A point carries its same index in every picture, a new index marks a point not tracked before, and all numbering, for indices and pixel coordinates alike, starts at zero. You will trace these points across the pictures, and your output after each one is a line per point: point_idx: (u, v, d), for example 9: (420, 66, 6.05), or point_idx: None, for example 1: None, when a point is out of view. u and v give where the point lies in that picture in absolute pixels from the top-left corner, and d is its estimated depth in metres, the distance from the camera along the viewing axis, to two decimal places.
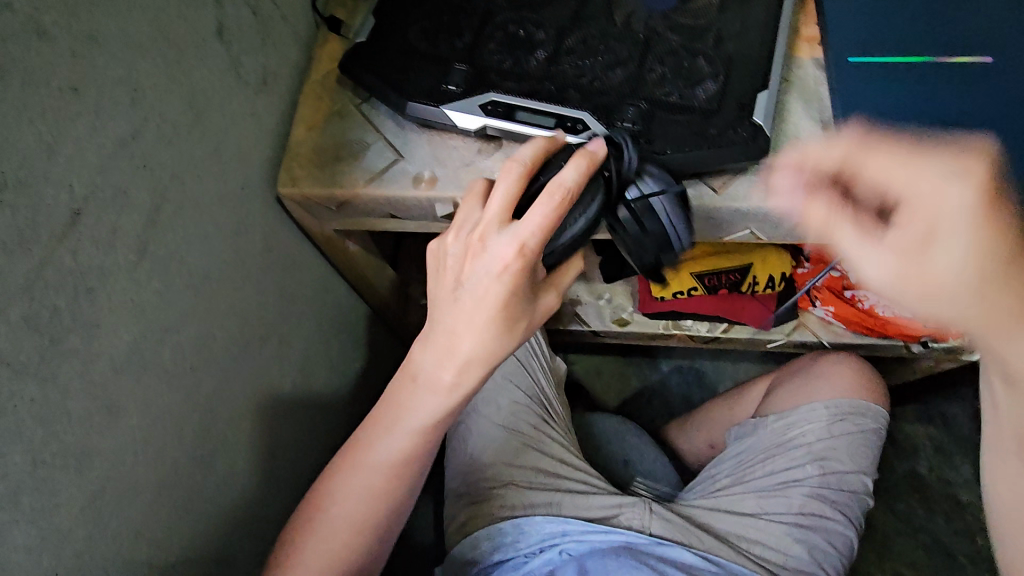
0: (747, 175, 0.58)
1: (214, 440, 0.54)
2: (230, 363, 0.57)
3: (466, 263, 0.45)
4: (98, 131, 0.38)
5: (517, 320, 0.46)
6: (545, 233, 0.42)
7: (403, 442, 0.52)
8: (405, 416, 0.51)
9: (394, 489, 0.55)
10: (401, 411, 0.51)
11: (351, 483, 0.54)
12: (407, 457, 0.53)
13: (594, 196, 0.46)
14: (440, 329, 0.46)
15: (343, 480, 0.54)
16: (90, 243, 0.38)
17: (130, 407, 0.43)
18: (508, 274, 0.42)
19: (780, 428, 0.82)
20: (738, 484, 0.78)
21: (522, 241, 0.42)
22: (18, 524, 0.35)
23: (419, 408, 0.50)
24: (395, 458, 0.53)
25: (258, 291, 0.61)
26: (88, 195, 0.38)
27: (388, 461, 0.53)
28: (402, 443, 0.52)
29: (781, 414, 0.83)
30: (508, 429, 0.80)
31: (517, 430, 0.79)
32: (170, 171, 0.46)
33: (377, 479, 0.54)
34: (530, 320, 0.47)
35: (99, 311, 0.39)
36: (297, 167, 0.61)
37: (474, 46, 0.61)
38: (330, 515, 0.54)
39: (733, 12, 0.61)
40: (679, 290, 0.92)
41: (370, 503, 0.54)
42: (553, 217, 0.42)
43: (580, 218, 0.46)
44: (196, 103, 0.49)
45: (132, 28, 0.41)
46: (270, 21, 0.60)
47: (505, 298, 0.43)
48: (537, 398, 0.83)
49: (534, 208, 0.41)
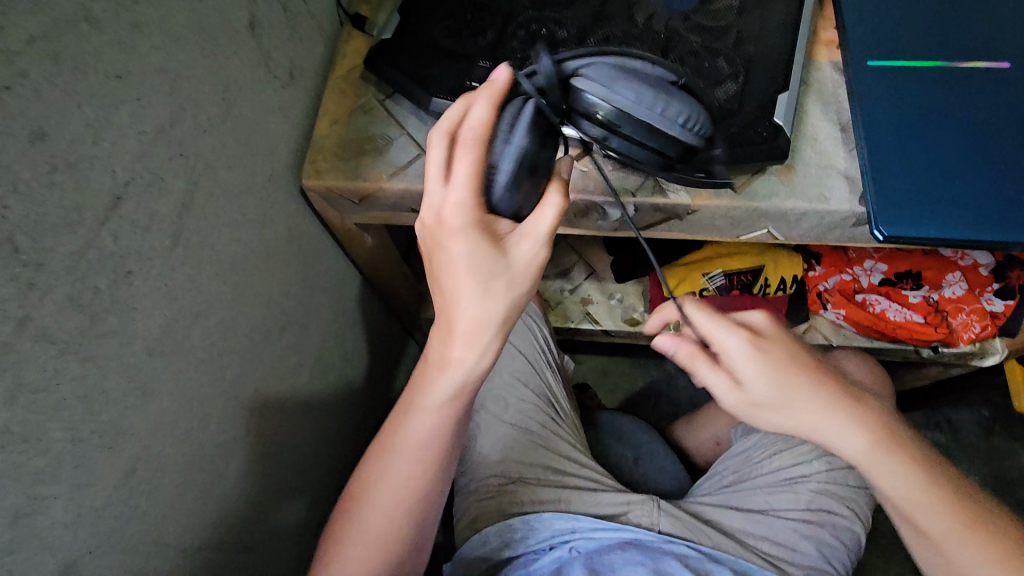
0: (766, 174, 0.58)
1: (236, 426, 0.55)
2: (253, 352, 0.58)
3: (430, 238, 0.46)
4: (139, 119, 0.39)
5: (490, 279, 0.44)
6: (473, 181, 0.44)
7: (417, 436, 0.53)
8: (417, 416, 0.52)
9: (418, 484, 0.54)
10: (417, 409, 0.52)
11: (372, 485, 0.55)
12: (427, 449, 0.53)
13: (517, 118, 0.45)
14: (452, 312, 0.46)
15: (363, 484, 0.55)
16: (129, 227, 0.39)
17: (161, 389, 0.44)
18: (457, 233, 0.44)
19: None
20: (745, 481, 0.79)
21: (455, 197, 0.44)
22: (58, 500, 0.36)
23: (433, 398, 0.50)
24: (415, 452, 0.53)
25: (280, 281, 0.62)
26: (129, 180, 0.39)
27: (412, 442, 0.53)
28: (417, 440, 0.53)
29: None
30: (516, 424, 0.81)
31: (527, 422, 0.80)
32: (202, 160, 0.47)
33: (404, 462, 0.53)
34: (510, 276, 0.45)
35: (136, 294, 0.40)
36: (321, 160, 0.62)
37: (497, 44, 0.62)
38: (356, 525, 0.55)
39: (753, 14, 0.62)
40: (691, 290, 0.93)
41: (396, 496, 0.54)
42: (476, 159, 0.43)
43: (509, 154, 0.44)
44: (228, 95, 0.50)
45: (173, 19, 0.42)
46: (298, 15, 0.61)
47: (468, 257, 0.44)
48: (546, 393, 0.83)
49: (459, 160, 0.43)
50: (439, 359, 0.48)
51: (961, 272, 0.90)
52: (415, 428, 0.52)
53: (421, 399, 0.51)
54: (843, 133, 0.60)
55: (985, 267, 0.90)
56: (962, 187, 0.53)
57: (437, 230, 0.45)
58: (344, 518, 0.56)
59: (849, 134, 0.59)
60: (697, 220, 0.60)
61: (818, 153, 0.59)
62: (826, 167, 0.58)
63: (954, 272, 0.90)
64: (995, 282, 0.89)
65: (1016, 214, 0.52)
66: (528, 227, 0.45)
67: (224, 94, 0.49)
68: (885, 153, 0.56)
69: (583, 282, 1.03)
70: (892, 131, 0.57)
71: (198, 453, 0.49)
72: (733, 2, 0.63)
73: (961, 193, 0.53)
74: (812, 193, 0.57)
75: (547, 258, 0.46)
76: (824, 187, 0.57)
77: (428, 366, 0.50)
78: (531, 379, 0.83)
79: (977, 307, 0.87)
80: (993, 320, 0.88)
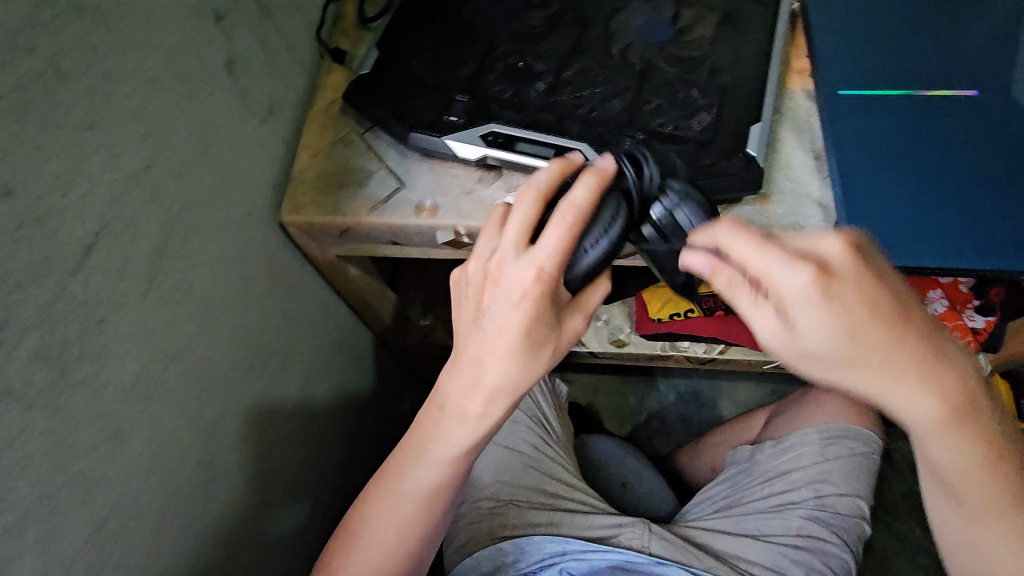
0: (740, 205, 0.59)
1: (215, 466, 0.54)
2: (233, 389, 0.57)
3: (483, 290, 0.46)
4: (111, 166, 0.39)
5: (540, 345, 0.46)
6: (559, 257, 0.42)
7: (425, 489, 0.53)
8: (427, 467, 0.53)
9: (420, 531, 0.56)
10: (426, 459, 0.52)
11: (376, 529, 0.55)
12: (434, 498, 0.54)
13: (613, 212, 0.45)
14: (477, 371, 0.47)
15: (361, 519, 0.56)
16: (101, 275, 0.39)
17: (134, 435, 0.43)
18: (526, 300, 0.43)
19: (776, 451, 0.83)
20: (737, 506, 0.79)
21: (540, 266, 0.42)
22: (23, 557, 0.35)
23: (448, 453, 0.52)
24: (418, 501, 0.54)
25: (261, 316, 0.62)
26: (101, 228, 0.39)
27: (419, 489, 0.53)
28: (422, 492, 0.53)
29: (776, 440, 0.84)
30: (509, 447, 0.80)
31: (516, 450, 0.80)
32: (178, 202, 0.47)
33: (407, 506, 0.54)
34: (557, 344, 0.47)
35: (108, 342, 0.40)
36: (301, 194, 0.62)
37: (476, 76, 0.63)
38: (356, 561, 0.56)
39: (727, 44, 0.63)
40: (675, 311, 0.95)
41: (403, 540, 0.55)
42: (565, 237, 0.42)
43: (602, 236, 0.45)
44: (206, 137, 0.50)
45: (147, 65, 0.43)
46: (277, 51, 0.62)
47: (526, 324, 0.44)
48: (538, 420, 0.82)
49: (547, 232, 0.42)
50: (462, 426, 0.50)
51: (942, 289, 0.91)
52: (418, 480, 0.53)
53: (439, 458, 0.52)
54: (818, 161, 0.60)
55: (966, 284, 0.91)
56: (936, 216, 0.54)
57: (502, 287, 0.45)
58: (343, 553, 0.56)
59: (823, 162, 0.60)
60: None
61: (792, 182, 0.60)
62: (800, 195, 0.59)
63: (934, 289, 0.91)
64: (975, 299, 0.90)
65: (990, 242, 0.53)
66: (580, 304, 0.49)
67: (201, 135, 0.50)
68: (859, 183, 0.57)
69: None
70: (866, 160, 0.57)
71: (174, 496, 0.49)
72: (707, 32, 0.64)
73: (934, 222, 0.54)
74: (786, 222, 0.58)
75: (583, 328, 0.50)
76: (799, 216, 0.58)
77: (440, 424, 0.51)
78: (522, 406, 0.83)
79: (959, 323, 0.88)
80: (975, 336, 0.89)
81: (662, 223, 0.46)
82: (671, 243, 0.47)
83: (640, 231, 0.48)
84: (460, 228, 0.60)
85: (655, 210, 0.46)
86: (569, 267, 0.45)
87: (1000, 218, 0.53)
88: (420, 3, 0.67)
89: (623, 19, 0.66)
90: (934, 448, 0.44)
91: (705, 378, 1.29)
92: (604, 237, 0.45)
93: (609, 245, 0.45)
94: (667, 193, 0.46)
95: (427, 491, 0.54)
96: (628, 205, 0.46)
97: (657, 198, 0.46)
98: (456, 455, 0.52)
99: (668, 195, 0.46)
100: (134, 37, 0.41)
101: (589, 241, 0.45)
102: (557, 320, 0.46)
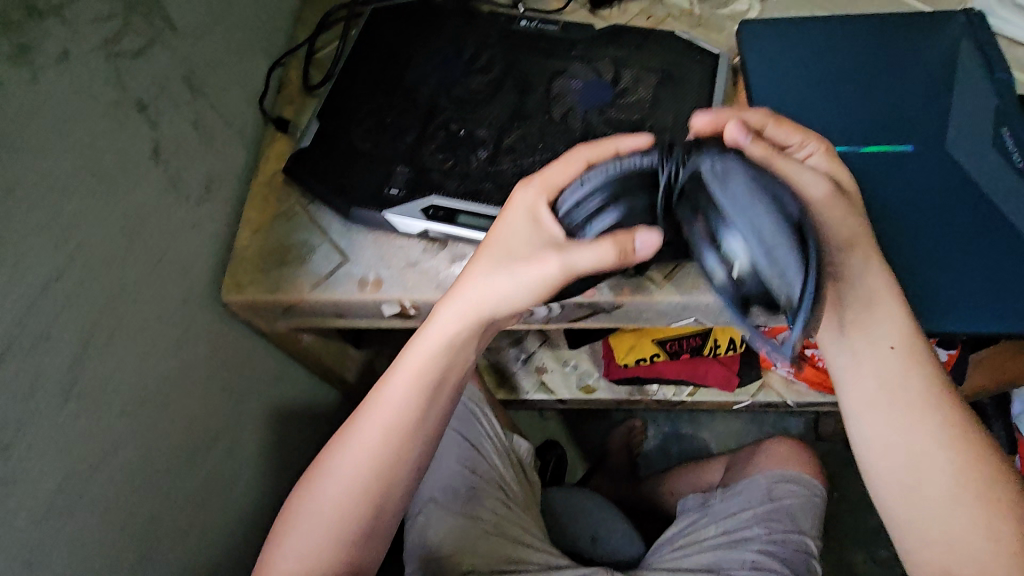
0: (685, 267, 0.58)
1: (153, 565, 0.52)
2: (172, 480, 0.55)
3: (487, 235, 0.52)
4: (15, 284, 0.38)
5: (527, 211, 0.48)
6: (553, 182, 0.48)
7: (371, 451, 0.52)
8: (377, 421, 0.52)
9: (356, 522, 0.52)
10: (369, 417, 0.53)
11: (316, 484, 0.53)
12: (383, 474, 0.52)
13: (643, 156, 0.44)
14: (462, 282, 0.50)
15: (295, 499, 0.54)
16: (6, 398, 0.38)
17: (52, 554, 0.42)
18: (532, 190, 0.48)
19: (728, 497, 0.84)
20: (692, 546, 0.79)
21: (540, 176, 0.49)
22: None
23: (395, 419, 0.52)
24: (345, 485, 0.52)
25: (206, 399, 0.60)
26: (4, 349, 0.37)
27: (357, 452, 0.52)
28: (359, 458, 0.52)
29: (726, 487, 0.87)
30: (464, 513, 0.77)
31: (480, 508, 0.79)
32: (100, 302, 0.46)
33: (345, 472, 0.52)
34: (536, 234, 0.47)
35: (16, 465, 0.38)
36: (242, 273, 0.61)
37: (417, 145, 0.62)
38: (289, 543, 0.52)
39: (666, 105, 0.64)
40: (642, 355, 0.94)
41: (340, 505, 0.52)
42: (568, 168, 0.48)
43: (613, 171, 0.44)
44: (131, 229, 0.49)
45: (58, 171, 0.42)
46: (214, 128, 0.61)
47: (524, 207, 0.48)
48: (496, 478, 0.81)
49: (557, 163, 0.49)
50: (420, 370, 0.52)
51: None
52: (342, 462, 0.53)
53: (394, 411, 0.52)
54: None
55: None
56: None
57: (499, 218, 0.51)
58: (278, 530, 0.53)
59: None
60: (623, 314, 0.60)
61: None
62: None
63: None
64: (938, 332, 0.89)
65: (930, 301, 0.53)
66: (562, 245, 0.46)
67: (127, 228, 0.49)
68: None
69: (537, 351, 1.01)
70: None
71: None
72: (646, 93, 0.64)
73: None
74: None
75: (557, 277, 0.45)
76: None
77: (404, 363, 0.53)
78: (480, 465, 0.81)
79: None
80: None
81: (737, 270, 0.38)
82: (742, 292, 0.38)
83: (708, 256, 0.40)
84: (404, 300, 0.59)
85: (731, 245, 0.37)
86: (561, 209, 0.47)
87: (938, 275, 0.54)
88: (362, 71, 0.67)
89: (564, 81, 0.66)
90: (908, 373, 0.49)
91: (681, 412, 1.28)
92: (579, 188, 0.45)
93: (603, 186, 0.44)
94: (751, 229, 0.37)
95: (372, 468, 0.52)
96: (671, 176, 0.42)
97: (724, 211, 0.37)
98: (404, 407, 0.52)
99: (751, 230, 0.37)
100: (42, 146, 0.40)
101: (580, 195, 0.45)
102: (529, 223, 0.47)
